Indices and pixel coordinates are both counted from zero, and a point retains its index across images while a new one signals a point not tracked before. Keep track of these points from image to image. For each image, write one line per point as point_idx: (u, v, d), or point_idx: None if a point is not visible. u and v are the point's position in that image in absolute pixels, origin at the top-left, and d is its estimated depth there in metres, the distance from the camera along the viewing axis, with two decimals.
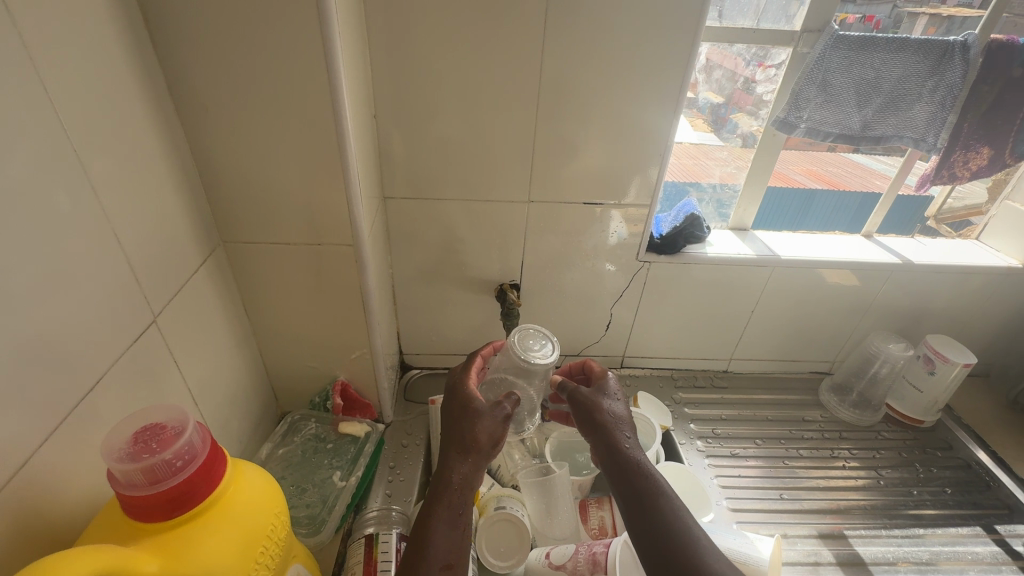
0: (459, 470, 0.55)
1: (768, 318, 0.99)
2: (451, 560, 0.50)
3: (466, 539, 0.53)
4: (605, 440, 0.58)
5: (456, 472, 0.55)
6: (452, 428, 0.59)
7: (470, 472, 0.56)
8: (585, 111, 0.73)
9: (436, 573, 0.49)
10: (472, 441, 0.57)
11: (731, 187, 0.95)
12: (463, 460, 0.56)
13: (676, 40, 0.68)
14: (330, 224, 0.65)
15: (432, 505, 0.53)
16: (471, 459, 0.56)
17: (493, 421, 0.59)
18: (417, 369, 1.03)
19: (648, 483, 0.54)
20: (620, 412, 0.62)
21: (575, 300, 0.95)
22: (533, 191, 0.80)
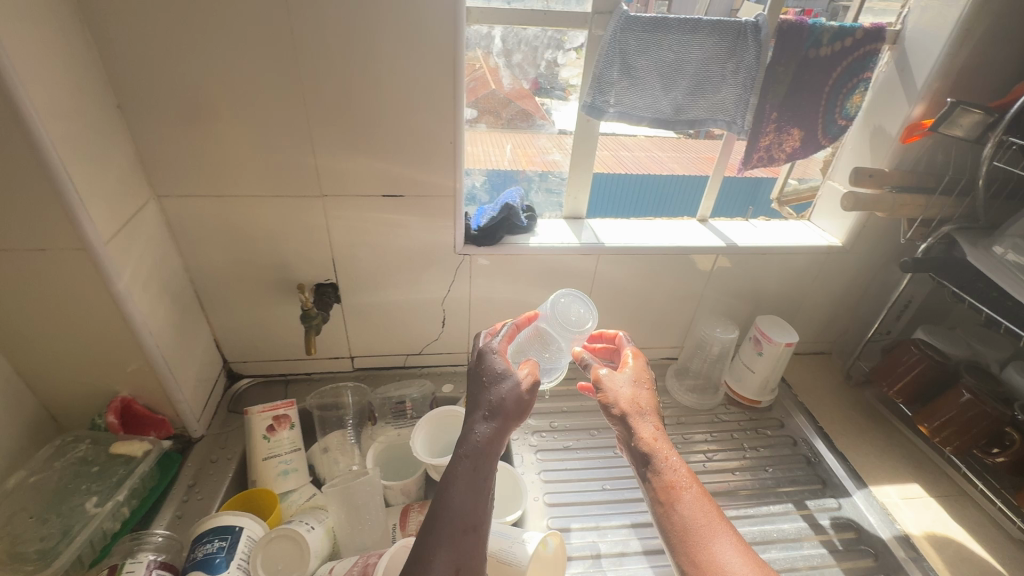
0: (482, 432, 0.57)
1: (606, 307, 0.98)
2: (473, 524, 0.52)
3: (484, 506, 0.54)
4: (627, 424, 0.65)
5: (486, 429, 0.57)
6: (475, 396, 0.61)
7: (495, 436, 0.57)
8: (358, 98, 0.69)
9: (458, 536, 0.50)
10: (497, 402, 0.59)
11: (558, 175, 0.94)
12: (487, 423, 0.58)
13: (438, 21, 0.65)
14: (48, 226, 0.59)
15: (448, 469, 0.55)
16: (495, 423, 0.58)
17: (499, 383, 0.60)
18: (248, 378, 0.97)
19: (661, 471, 0.60)
20: (630, 397, 0.67)
21: (402, 297, 0.91)
22: (323, 184, 0.76)
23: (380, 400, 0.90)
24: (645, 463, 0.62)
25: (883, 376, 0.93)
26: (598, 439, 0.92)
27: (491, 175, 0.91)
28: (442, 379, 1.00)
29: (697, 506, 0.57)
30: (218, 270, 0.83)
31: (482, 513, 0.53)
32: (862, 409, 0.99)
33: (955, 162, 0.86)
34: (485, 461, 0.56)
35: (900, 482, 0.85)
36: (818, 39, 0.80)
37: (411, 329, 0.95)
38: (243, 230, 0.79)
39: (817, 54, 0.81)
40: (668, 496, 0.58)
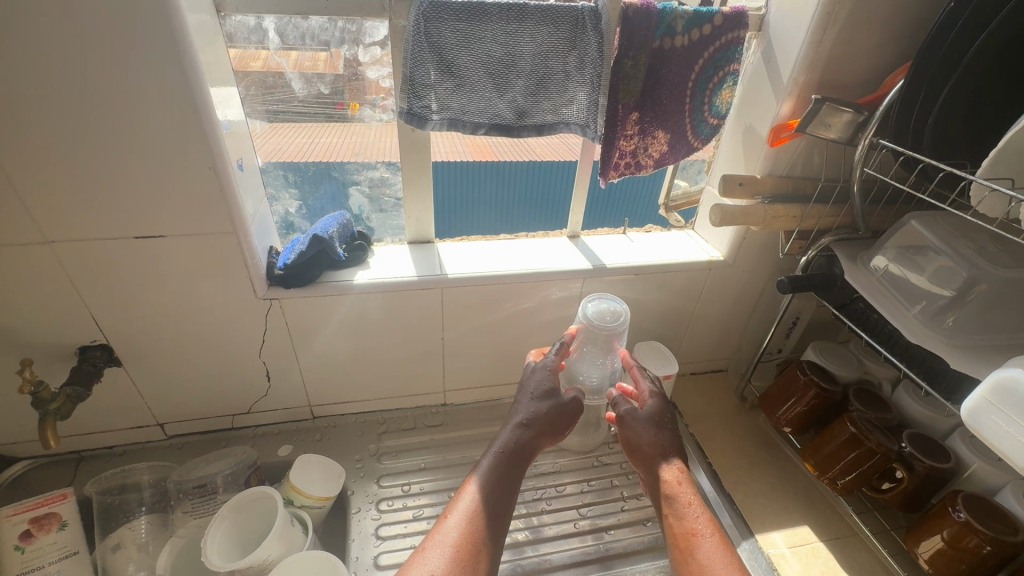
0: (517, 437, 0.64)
1: (466, 344, 0.84)
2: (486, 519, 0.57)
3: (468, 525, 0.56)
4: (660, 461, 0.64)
5: (517, 434, 0.64)
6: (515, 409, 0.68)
7: (529, 438, 0.64)
8: (58, 115, 0.52)
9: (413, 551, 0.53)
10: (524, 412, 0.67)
11: (393, 192, 0.80)
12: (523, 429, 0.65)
13: (142, 11, 0.48)
14: None
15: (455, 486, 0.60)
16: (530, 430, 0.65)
17: (536, 402, 0.68)
18: (26, 460, 0.78)
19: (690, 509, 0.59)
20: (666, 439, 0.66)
21: (204, 353, 0.74)
22: (44, 228, 0.58)
23: (176, 485, 0.74)
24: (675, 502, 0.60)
25: (773, 402, 0.84)
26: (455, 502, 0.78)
27: (322, 191, 0.77)
28: (278, 441, 0.84)
29: (716, 553, 0.54)
30: None
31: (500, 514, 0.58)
32: (756, 437, 0.89)
33: (834, 164, 0.76)
34: (522, 464, 0.63)
35: (788, 526, 0.76)
36: (670, 26, 0.68)
37: (227, 388, 0.79)
38: None
39: (672, 44, 0.69)
40: (689, 544, 0.56)
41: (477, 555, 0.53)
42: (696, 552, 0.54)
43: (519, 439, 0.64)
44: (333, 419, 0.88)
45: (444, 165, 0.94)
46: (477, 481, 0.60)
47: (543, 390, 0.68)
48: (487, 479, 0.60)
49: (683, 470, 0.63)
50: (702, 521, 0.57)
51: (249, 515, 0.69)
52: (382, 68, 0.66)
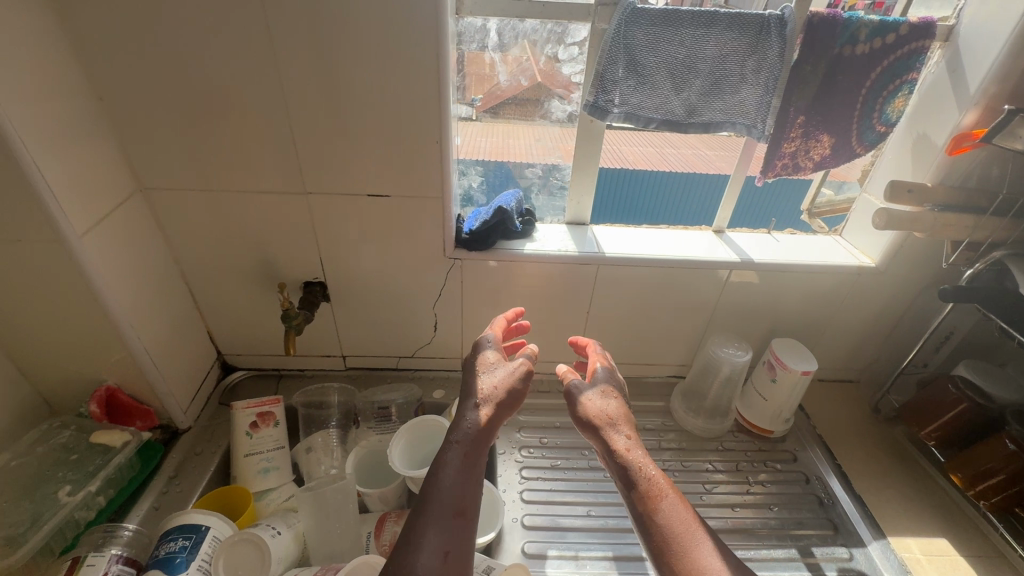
0: (473, 418, 0.67)
1: (607, 321, 0.92)
2: (461, 508, 0.58)
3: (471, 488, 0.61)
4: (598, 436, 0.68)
5: (478, 415, 0.67)
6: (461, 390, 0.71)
7: (492, 416, 0.67)
8: (341, 93, 0.66)
9: (449, 519, 0.57)
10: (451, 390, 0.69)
11: (561, 176, 0.88)
12: (476, 410, 0.67)
13: (422, 13, 0.61)
14: (22, 217, 0.59)
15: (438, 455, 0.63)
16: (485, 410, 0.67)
17: (492, 376, 0.71)
18: (243, 371, 0.97)
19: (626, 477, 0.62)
20: (613, 411, 0.69)
21: (390, 299, 0.88)
22: (307, 181, 0.73)
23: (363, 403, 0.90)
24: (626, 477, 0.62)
25: (915, 413, 0.83)
26: (587, 460, 0.87)
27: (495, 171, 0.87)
28: (433, 386, 0.97)
29: (681, 508, 0.58)
30: (209, 264, 0.82)
31: (472, 498, 0.60)
32: (889, 449, 0.89)
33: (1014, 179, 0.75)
34: (485, 443, 0.66)
35: (924, 535, 0.76)
36: (854, 35, 0.71)
37: (401, 333, 0.92)
38: (232, 226, 0.78)
39: (853, 52, 0.72)
40: (651, 505, 0.59)
41: (457, 550, 0.54)
42: (658, 508, 0.58)
43: (480, 420, 0.66)
44: None
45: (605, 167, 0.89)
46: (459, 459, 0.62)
47: (491, 364, 0.73)
48: (458, 463, 0.62)
49: (628, 435, 0.66)
50: (659, 482, 0.61)
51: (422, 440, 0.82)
52: (575, 65, 0.76)
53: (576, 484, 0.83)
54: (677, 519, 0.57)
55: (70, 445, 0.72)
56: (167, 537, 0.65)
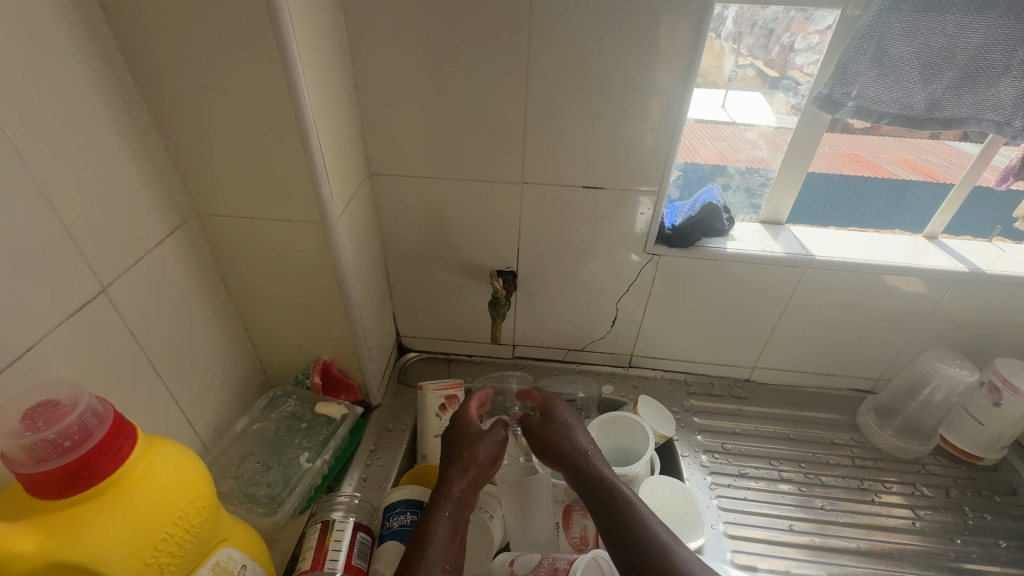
0: (458, 483, 0.65)
1: (798, 326, 0.87)
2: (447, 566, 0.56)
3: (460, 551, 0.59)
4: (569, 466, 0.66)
5: (460, 482, 0.65)
6: (452, 451, 0.70)
7: (467, 487, 0.66)
8: (584, 84, 0.66)
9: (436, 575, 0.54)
10: (472, 456, 0.69)
11: (763, 174, 0.83)
12: (462, 475, 0.66)
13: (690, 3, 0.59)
14: (294, 200, 0.63)
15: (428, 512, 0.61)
16: (470, 476, 0.67)
17: (491, 441, 0.71)
18: (415, 352, 1.00)
19: (614, 497, 0.59)
20: (590, 443, 0.69)
21: (576, 291, 0.88)
22: (527, 171, 0.74)
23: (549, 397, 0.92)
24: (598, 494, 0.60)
25: None
26: (778, 471, 0.83)
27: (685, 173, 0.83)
28: (601, 380, 0.97)
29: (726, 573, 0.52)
30: (410, 249, 0.85)
31: (456, 558, 0.57)
32: None
33: None
34: (466, 505, 0.63)
35: None
36: None
37: (579, 325, 0.92)
38: (442, 212, 0.80)
39: None
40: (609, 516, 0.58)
41: None
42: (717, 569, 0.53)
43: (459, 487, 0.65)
44: (645, 371, 0.98)
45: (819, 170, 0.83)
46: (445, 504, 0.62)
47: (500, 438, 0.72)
48: (446, 526, 0.60)
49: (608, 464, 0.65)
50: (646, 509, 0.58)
51: (618, 437, 0.82)
52: (811, 55, 0.72)
53: (769, 494, 0.80)
54: (647, 539, 0.54)
55: (294, 414, 0.77)
56: (399, 510, 0.68)
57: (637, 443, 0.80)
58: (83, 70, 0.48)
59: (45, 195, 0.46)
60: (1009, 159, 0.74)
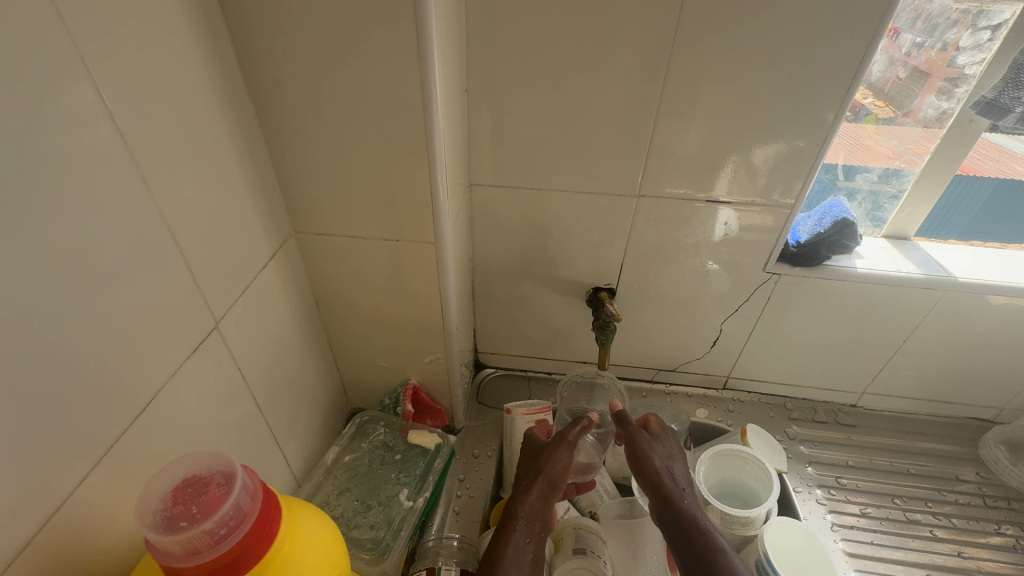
0: (530, 498, 0.60)
1: (921, 351, 0.81)
2: None
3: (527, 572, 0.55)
4: (654, 490, 0.61)
5: (532, 495, 0.60)
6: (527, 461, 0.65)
7: (539, 504, 0.60)
8: (718, 89, 0.61)
9: None
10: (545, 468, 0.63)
11: (897, 184, 0.74)
12: (535, 490, 0.61)
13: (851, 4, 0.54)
14: (407, 218, 0.58)
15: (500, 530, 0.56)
16: (542, 492, 0.61)
17: (567, 456, 0.64)
18: (492, 369, 0.95)
19: (702, 535, 0.55)
20: (678, 470, 0.63)
21: (677, 308, 0.82)
22: (645, 182, 0.70)
23: None
24: (683, 531, 0.56)
25: None
26: (902, 511, 0.77)
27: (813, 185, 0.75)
28: (692, 404, 0.90)
29: None
30: (502, 262, 0.80)
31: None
32: None
33: None
34: (535, 524, 0.58)
35: None
36: None
37: (674, 343, 0.87)
38: (540, 223, 0.75)
39: None
40: (692, 555, 0.54)
41: None
42: None
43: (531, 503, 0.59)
44: (741, 394, 0.91)
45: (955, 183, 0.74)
46: (513, 528, 0.57)
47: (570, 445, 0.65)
48: (515, 546, 0.55)
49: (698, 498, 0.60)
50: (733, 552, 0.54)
51: (732, 475, 0.76)
52: (977, 54, 0.63)
53: (895, 537, 0.75)
54: None
55: (385, 443, 0.74)
56: None
57: (754, 483, 0.74)
58: (211, 76, 0.45)
59: (177, 213, 0.42)
60: None
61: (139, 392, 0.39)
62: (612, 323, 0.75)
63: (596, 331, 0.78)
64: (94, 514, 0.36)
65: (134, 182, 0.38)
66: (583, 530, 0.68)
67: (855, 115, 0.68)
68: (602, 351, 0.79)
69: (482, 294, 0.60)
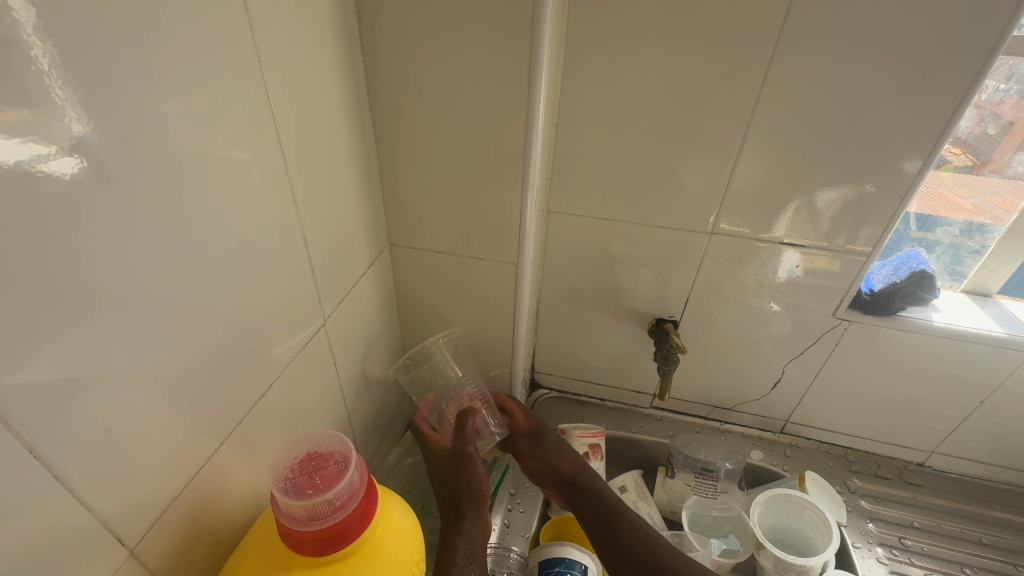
0: (473, 522, 0.56)
1: (999, 414, 0.77)
2: None
3: None
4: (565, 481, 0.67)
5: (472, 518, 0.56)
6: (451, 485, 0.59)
7: (483, 524, 0.56)
8: (795, 136, 0.63)
9: None
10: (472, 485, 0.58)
11: (980, 239, 0.73)
12: (474, 510, 0.56)
13: (938, 62, 0.56)
14: (492, 237, 0.63)
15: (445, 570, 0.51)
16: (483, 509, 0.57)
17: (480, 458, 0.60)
18: (547, 390, 0.97)
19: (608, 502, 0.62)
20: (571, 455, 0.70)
21: (738, 346, 0.83)
22: (718, 221, 0.72)
23: (684, 457, 0.82)
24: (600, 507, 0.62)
25: None
26: None
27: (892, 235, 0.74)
28: (747, 444, 0.89)
29: None
30: (568, 287, 0.83)
31: None
32: None
33: None
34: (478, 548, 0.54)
35: None
36: None
37: (731, 381, 0.87)
38: (611, 252, 0.78)
39: None
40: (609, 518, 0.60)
41: None
42: None
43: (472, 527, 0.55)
44: (799, 440, 0.89)
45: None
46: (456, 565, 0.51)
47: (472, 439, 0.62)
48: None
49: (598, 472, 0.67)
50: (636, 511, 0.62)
51: (789, 521, 0.74)
52: None
53: None
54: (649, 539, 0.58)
55: None
56: (556, 571, 0.62)
57: (812, 533, 0.72)
58: (341, 105, 0.52)
59: (304, 220, 0.49)
60: None
61: (262, 370, 0.46)
62: (676, 354, 0.76)
63: (658, 360, 0.79)
64: (224, 472, 0.42)
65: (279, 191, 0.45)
66: None
67: (937, 165, 0.67)
68: (664, 381, 0.79)
69: (540, 307, 0.63)
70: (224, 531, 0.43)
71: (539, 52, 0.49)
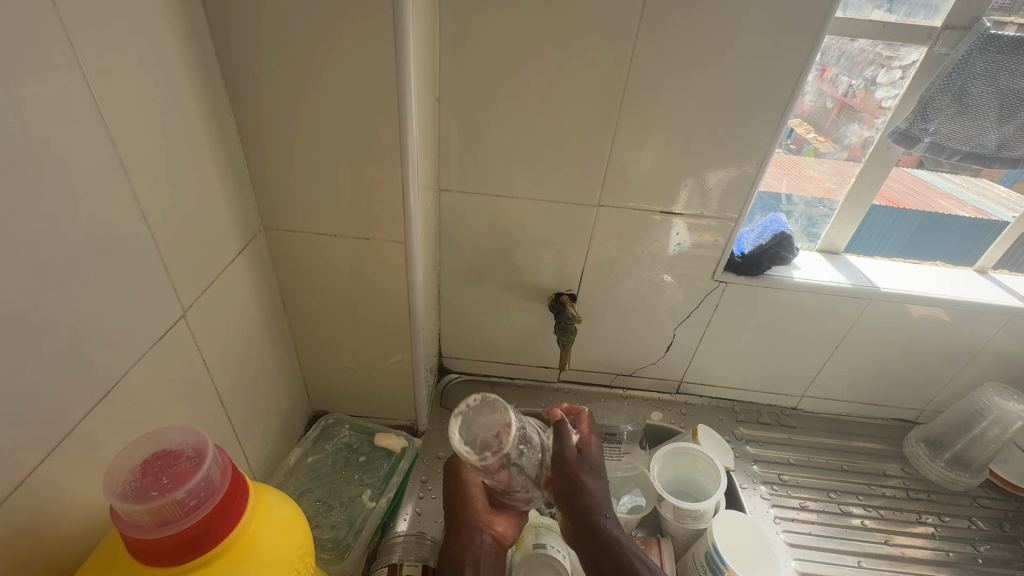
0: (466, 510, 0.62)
1: (850, 357, 0.88)
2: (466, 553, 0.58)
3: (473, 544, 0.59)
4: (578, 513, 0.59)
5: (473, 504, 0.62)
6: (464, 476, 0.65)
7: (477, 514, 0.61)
8: (665, 106, 0.66)
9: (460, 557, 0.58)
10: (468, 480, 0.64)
11: (827, 205, 0.83)
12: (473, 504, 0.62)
13: (783, 34, 0.61)
14: (378, 215, 0.60)
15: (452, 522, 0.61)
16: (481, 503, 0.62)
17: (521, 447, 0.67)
18: (456, 374, 0.96)
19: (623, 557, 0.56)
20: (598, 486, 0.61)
21: (632, 313, 0.87)
22: (604, 195, 0.74)
23: None
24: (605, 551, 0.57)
25: None
26: (837, 504, 0.84)
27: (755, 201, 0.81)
28: (648, 407, 0.95)
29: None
30: (467, 267, 0.83)
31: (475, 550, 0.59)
32: None
33: None
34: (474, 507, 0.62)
35: None
36: None
37: (629, 349, 0.91)
38: (507, 228, 0.78)
39: None
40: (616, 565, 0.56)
41: None
42: None
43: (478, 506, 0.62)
44: (693, 397, 0.97)
45: (875, 210, 0.83)
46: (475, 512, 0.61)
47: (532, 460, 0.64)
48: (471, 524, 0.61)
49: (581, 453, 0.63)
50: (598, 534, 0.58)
51: (683, 472, 0.80)
52: (891, 89, 0.72)
53: (831, 528, 0.80)
54: None
55: (349, 444, 0.77)
56: None
57: (703, 479, 0.78)
58: (188, 70, 0.47)
59: (151, 197, 0.44)
60: (999, 193, 0.84)
61: (104, 367, 0.40)
62: (573, 324, 0.80)
63: (557, 332, 0.83)
64: (53, 489, 0.37)
65: (113, 164, 0.40)
66: (539, 527, 0.67)
67: (798, 148, 0.77)
68: (564, 351, 0.83)
69: (424, 286, 0.62)
70: (57, 555, 0.37)
71: (403, 18, 0.48)
